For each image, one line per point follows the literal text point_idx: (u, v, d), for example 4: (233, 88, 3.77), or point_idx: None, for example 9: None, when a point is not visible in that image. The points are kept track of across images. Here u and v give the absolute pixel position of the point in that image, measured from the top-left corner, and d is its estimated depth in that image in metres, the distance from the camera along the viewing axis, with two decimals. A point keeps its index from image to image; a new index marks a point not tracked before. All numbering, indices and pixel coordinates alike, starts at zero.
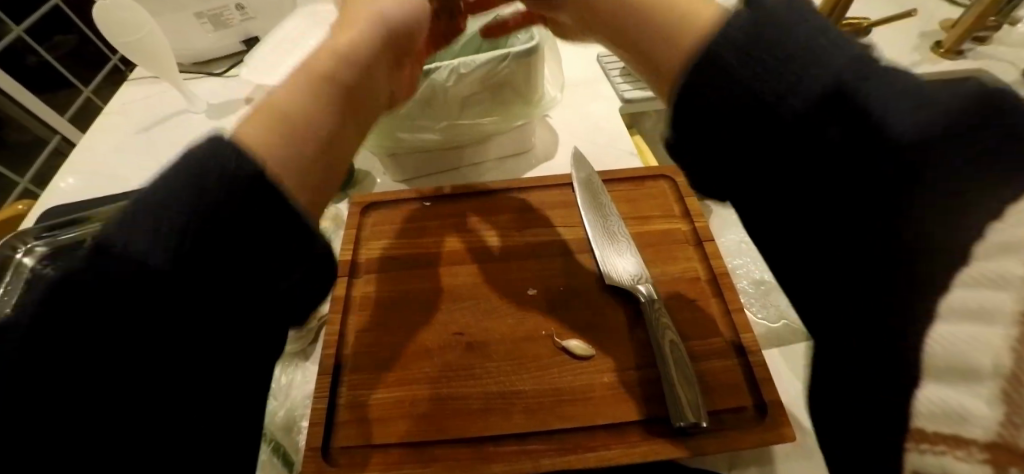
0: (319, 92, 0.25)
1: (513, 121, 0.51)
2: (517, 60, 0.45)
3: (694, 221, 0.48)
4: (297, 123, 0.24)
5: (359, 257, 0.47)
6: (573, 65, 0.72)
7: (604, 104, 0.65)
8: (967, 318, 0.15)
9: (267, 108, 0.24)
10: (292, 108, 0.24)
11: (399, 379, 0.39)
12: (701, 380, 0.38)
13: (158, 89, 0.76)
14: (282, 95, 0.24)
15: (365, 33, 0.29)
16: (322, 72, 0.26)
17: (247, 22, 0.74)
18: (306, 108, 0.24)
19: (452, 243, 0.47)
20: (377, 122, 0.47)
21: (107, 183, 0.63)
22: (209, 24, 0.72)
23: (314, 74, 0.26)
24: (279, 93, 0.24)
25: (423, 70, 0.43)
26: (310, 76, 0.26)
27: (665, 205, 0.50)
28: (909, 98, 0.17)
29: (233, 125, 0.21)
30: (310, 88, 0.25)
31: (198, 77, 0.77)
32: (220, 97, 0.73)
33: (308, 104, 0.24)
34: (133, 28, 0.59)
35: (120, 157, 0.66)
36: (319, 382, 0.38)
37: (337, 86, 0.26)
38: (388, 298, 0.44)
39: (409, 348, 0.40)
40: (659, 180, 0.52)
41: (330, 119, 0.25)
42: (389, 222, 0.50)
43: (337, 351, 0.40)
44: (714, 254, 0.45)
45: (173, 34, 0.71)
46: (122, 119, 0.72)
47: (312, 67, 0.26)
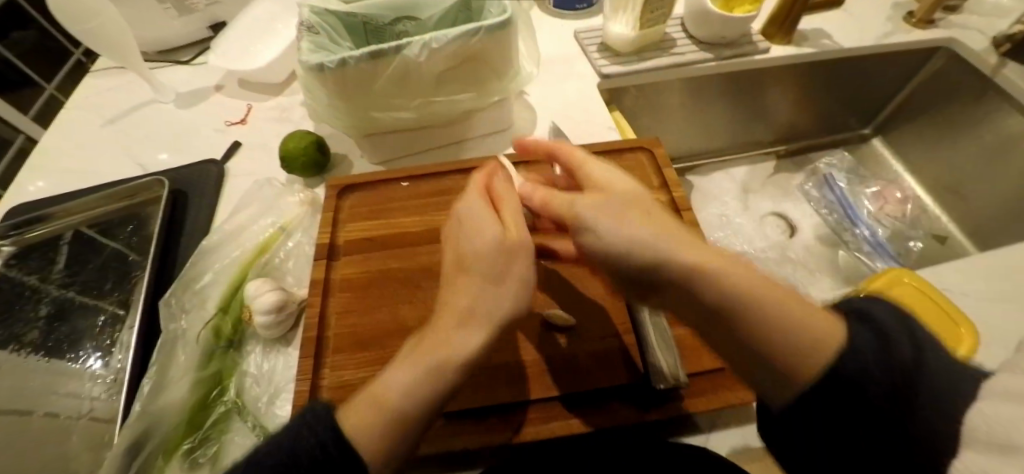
0: (428, 375, 0.26)
1: (489, 98, 0.51)
2: (491, 35, 0.44)
3: (671, 191, 0.49)
4: (400, 409, 0.25)
5: (338, 239, 0.47)
6: (550, 44, 0.73)
7: (579, 82, 0.66)
8: (1008, 397, 0.16)
9: (376, 390, 0.26)
10: (403, 401, 0.25)
11: (382, 357, 0.39)
12: (679, 344, 0.39)
13: (124, 80, 0.73)
14: (394, 387, 0.26)
15: (484, 313, 0.29)
16: (432, 348, 0.27)
17: (212, 7, 0.72)
18: (410, 393, 0.25)
19: (431, 222, 0.47)
20: (349, 102, 0.45)
21: (73, 179, 0.61)
22: (173, 9, 0.69)
23: (424, 357, 0.27)
24: (391, 375, 0.26)
25: (394, 47, 0.41)
26: (425, 358, 0.27)
27: (643, 177, 0.51)
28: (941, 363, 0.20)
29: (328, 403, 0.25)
30: (421, 370, 0.26)
31: (165, 66, 0.74)
32: (189, 86, 0.71)
33: (416, 386, 0.26)
34: (93, 14, 0.56)
35: (87, 151, 0.64)
36: (302, 364, 0.38)
37: (450, 365, 0.26)
38: (368, 279, 0.43)
39: (391, 326, 0.40)
40: (637, 153, 0.53)
41: (435, 392, 0.26)
42: (367, 204, 0.49)
43: (318, 334, 0.40)
44: (692, 223, 0.46)
45: (134, 21, 0.68)
46: (87, 113, 0.69)
47: (427, 346, 0.27)
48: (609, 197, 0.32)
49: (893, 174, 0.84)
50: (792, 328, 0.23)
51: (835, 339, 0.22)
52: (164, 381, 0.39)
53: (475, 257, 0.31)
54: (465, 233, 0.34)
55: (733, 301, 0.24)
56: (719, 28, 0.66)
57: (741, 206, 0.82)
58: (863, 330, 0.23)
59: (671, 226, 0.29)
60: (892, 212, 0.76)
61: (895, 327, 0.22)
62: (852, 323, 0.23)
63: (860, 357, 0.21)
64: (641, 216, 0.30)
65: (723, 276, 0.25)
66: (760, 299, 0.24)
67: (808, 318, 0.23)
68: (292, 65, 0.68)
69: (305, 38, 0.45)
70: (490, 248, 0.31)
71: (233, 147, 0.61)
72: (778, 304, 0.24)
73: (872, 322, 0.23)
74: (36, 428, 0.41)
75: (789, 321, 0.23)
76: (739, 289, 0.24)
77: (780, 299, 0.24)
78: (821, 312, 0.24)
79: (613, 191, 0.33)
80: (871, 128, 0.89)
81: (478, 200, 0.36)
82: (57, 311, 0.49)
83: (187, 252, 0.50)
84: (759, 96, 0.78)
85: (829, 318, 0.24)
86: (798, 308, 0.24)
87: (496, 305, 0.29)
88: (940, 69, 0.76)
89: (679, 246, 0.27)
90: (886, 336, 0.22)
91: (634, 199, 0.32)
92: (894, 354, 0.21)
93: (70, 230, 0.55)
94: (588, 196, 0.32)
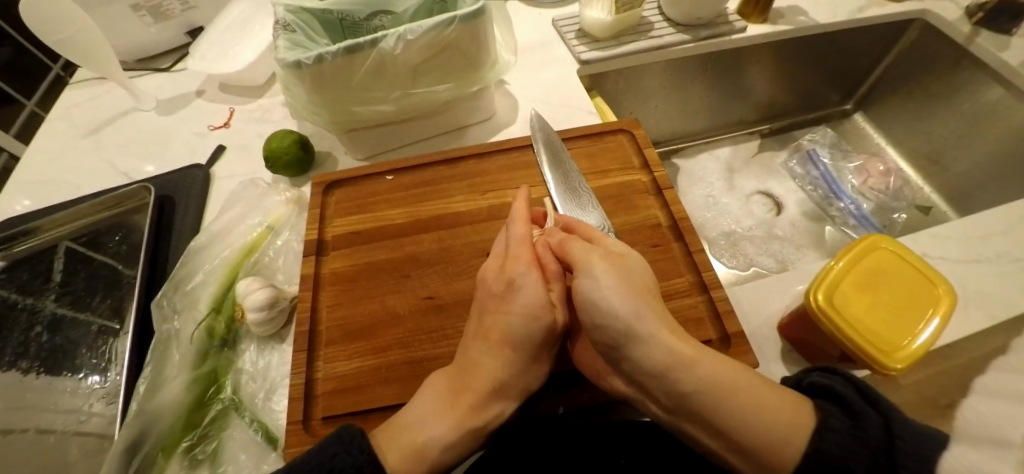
0: (459, 434, 0.33)
1: (468, 87, 0.52)
2: (465, 24, 0.44)
3: (653, 171, 0.50)
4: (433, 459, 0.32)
5: (325, 234, 0.47)
6: (527, 32, 0.74)
7: (557, 69, 0.68)
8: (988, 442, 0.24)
9: (416, 444, 0.31)
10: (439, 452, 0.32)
11: (374, 346, 0.39)
12: None
13: (104, 89, 0.73)
14: (434, 440, 0.32)
15: (513, 387, 0.35)
16: (470, 412, 0.33)
17: (188, 12, 0.72)
18: (445, 445, 0.32)
19: (417, 212, 0.48)
20: (328, 98, 0.45)
21: (57, 190, 0.61)
22: (148, 16, 0.69)
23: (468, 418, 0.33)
24: (428, 428, 0.32)
25: (370, 40, 0.41)
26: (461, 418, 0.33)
27: (624, 158, 0.52)
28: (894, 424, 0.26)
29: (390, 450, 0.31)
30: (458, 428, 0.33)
31: (145, 74, 0.74)
32: (170, 92, 0.71)
33: (451, 442, 0.33)
34: (64, 23, 0.55)
35: (69, 162, 0.64)
36: (296, 358, 0.39)
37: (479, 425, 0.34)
38: (357, 271, 0.44)
39: (382, 316, 0.41)
40: (618, 135, 0.54)
41: (462, 446, 0.33)
42: (353, 197, 0.50)
43: (310, 327, 0.41)
44: (673, 201, 0.47)
45: (109, 30, 0.68)
46: (67, 124, 0.68)
47: (464, 407, 0.33)
48: (632, 281, 0.35)
49: (875, 147, 0.85)
50: (755, 420, 0.28)
51: (801, 426, 0.28)
52: (159, 381, 0.39)
53: (517, 331, 0.36)
54: (512, 303, 0.36)
55: (709, 394, 0.30)
56: (695, 9, 0.67)
57: (727, 186, 0.83)
58: (835, 411, 0.28)
59: (670, 320, 0.35)
60: (875, 185, 0.76)
61: (858, 401, 0.28)
62: (821, 404, 0.29)
63: (832, 436, 0.27)
64: (657, 311, 0.34)
65: (711, 378, 0.30)
66: (733, 392, 0.29)
67: (767, 411, 0.28)
68: (273, 67, 0.69)
69: (280, 36, 0.45)
70: (532, 328, 0.36)
71: (217, 150, 0.61)
72: (751, 397, 0.29)
73: (836, 399, 0.29)
74: (35, 437, 0.42)
75: (751, 417, 0.28)
76: (710, 379, 0.30)
77: (746, 382, 0.30)
78: (784, 394, 0.30)
79: (635, 274, 0.36)
80: (852, 103, 0.90)
81: (528, 267, 0.38)
82: (48, 322, 0.49)
83: (176, 256, 0.51)
84: (738, 76, 0.79)
85: (794, 400, 0.29)
86: (766, 393, 0.29)
87: (524, 380, 0.35)
88: (916, 40, 0.77)
89: (678, 342, 0.32)
90: (857, 412, 0.27)
91: (649, 288, 0.36)
92: (866, 429, 0.26)
93: (56, 241, 0.55)
94: (616, 275, 0.35)
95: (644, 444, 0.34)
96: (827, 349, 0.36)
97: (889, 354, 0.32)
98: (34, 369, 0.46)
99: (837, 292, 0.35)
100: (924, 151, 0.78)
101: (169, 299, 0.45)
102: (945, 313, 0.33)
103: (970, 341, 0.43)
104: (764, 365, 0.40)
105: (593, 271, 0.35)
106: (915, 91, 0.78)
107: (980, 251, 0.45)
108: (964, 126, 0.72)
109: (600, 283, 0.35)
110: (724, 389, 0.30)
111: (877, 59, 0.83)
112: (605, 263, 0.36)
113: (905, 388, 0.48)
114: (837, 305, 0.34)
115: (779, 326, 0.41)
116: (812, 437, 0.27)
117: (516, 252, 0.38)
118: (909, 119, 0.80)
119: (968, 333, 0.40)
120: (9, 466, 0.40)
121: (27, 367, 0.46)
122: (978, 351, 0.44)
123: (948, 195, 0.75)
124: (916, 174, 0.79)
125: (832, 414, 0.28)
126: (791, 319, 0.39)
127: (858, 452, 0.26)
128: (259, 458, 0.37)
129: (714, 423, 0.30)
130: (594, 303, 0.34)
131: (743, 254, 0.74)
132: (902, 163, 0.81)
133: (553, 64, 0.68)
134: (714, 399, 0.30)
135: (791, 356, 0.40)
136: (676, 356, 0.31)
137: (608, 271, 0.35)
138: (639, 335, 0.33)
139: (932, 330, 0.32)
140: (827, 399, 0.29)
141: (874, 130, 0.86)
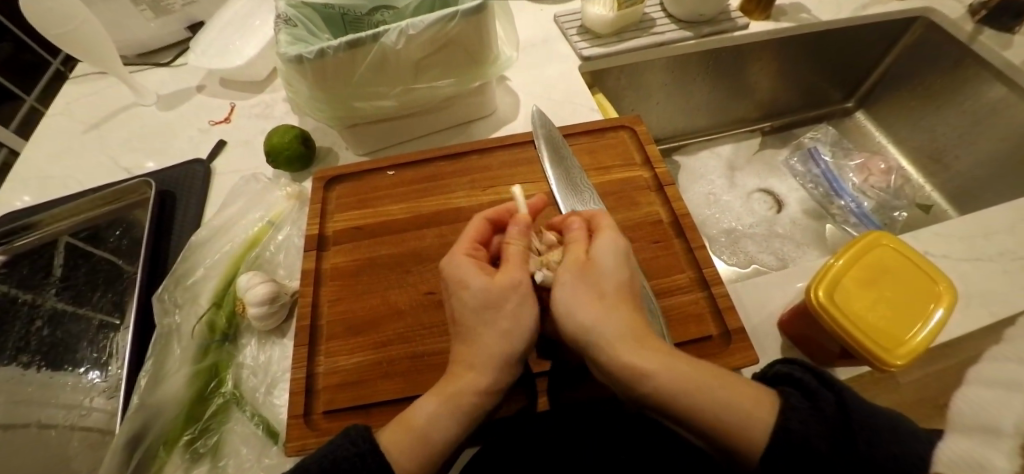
0: (451, 408, 0.31)
1: (470, 83, 0.52)
2: (468, 18, 0.44)
3: (654, 167, 0.50)
4: (435, 438, 0.30)
5: (326, 229, 0.47)
6: (528, 28, 0.74)
7: (558, 65, 0.68)
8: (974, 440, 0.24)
9: (407, 418, 0.31)
10: (431, 428, 0.30)
11: (377, 342, 0.39)
12: (665, 315, 0.40)
13: (105, 84, 0.73)
14: (424, 418, 0.30)
15: (482, 354, 0.33)
16: (457, 389, 0.31)
17: (188, 7, 0.71)
18: (437, 420, 0.30)
19: (418, 207, 0.48)
20: (328, 91, 0.45)
21: (57, 185, 0.60)
22: (149, 10, 0.68)
23: (447, 395, 0.31)
24: (421, 408, 0.31)
25: (371, 35, 0.41)
26: (449, 394, 0.31)
27: (626, 154, 0.52)
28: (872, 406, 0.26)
29: (384, 438, 0.30)
30: (444, 404, 0.31)
31: (146, 69, 0.74)
32: (171, 88, 0.71)
33: (445, 422, 0.30)
34: (66, 18, 0.54)
35: (69, 157, 0.63)
36: (298, 352, 0.39)
37: (467, 395, 0.31)
38: (357, 266, 0.44)
39: (382, 311, 0.41)
40: (620, 131, 0.54)
41: (459, 421, 0.31)
42: (353, 193, 0.50)
43: (311, 322, 0.41)
44: (675, 197, 0.47)
45: (110, 25, 0.67)
46: (69, 119, 0.68)
47: (451, 387, 0.31)
48: (591, 290, 0.35)
49: (875, 144, 0.85)
50: (701, 412, 0.27)
51: (757, 417, 0.26)
52: (160, 375, 0.39)
53: (495, 322, 0.34)
54: (454, 287, 0.36)
55: (666, 397, 0.28)
56: (697, 5, 0.66)
57: (728, 183, 0.83)
58: (794, 392, 0.28)
59: (638, 325, 0.33)
60: (876, 183, 0.76)
61: (814, 381, 0.28)
62: (782, 388, 0.29)
63: (794, 413, 0.26)
64: (614, 315, 0.33)
65: (662, 380, 0.28)
66: (691, 392, 0.27)
67: (720, 407, 0.27)
68: (274, 62, 0.69)
69: (283, 31, 0.45)
70: (477, 295, 0.34)
71: (218, 145, 0.61)
72: (705, 396, 0.27)
73: (794, 383, 0.29)
74: (37, 430, 0.42)
75: (701, 410, 0.27)
76: (665, 381, 0.28)
77: (698, 381, 0.28)
78: (743, 388, 0.28)
79: (597, 281, 0.35)
80: (854, 101, 0.89)
81: (462, 253, 0.37)
82: (49, 316, 0.49)
83: (178, 250, 0.51)
84: (740, 72, 0.78)
85: (754, 396, 0.27)
86: (717, 389, 0.27)
87: (489, 345, 0.33)
88: (919, 38, 0.77)
89: (633, 351, 0.30)
90: (813, 390, 0.27)
91: (612, 290, 0.35)
92: (823, 404, 0.26)
93: (57, 236, 0.55)
94: (573, 284, 0.35)
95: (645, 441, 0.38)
96: (828, 345, 0.36)
97: (890, 351, 0.32)
98: (35, 363, 0.46)
99: (836, 288, 0.35)
100: (925, 149, 0.78)
101: (168, 296, 0.44)
102: (944, 308, 0.34)
103: (969, 340, 0.43)
104: (764, 361, 0.40)
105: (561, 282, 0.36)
106: (918, 89, 0.77)
107: (981, 250, 0.45)
108: (966, 124, 0.71)
109: (566, 295, 0.35)
110: (680, 384, 0.28)
111: (881, 56, 0.82)
112: (569, 275, 0.36)
113: (902, 386, 0.48)
114: (836, 304, 0.34)
115: (779, 323, 0.41)
116: (775, 416, 0.26)
117: (460, 241, 0.39)
118: (912, 117, 0.79)
119: (968, 330, 0.40)
120: (9, 461, 0.40)
121: (28, 361, 0.46)
122: (974, 349, 0.44)
123: (950, 194, 0.74)
124: (918, 172, 0.78)
125: (792, 395, 0.28)
126: (791, 315, 0.39)
127: (817, 425, 0.25)
128: (260, 451, 0.37)
129: (675, 421, 0.28)
130: (566, 318, 0.34)
131: (743, 251, 0.74)
132: (901, 161, 0.81)
133: (554, 60, 0.68)
134: (669, 402, 0.28)
135: (790, 352, 0.40)
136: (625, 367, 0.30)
137: (569, 277, 0.36)
138: (600, 342, 0.32)
139: (932, 327, 0.33)
140: (786, 379, 0.29)
141: (876, 128, 0.86)
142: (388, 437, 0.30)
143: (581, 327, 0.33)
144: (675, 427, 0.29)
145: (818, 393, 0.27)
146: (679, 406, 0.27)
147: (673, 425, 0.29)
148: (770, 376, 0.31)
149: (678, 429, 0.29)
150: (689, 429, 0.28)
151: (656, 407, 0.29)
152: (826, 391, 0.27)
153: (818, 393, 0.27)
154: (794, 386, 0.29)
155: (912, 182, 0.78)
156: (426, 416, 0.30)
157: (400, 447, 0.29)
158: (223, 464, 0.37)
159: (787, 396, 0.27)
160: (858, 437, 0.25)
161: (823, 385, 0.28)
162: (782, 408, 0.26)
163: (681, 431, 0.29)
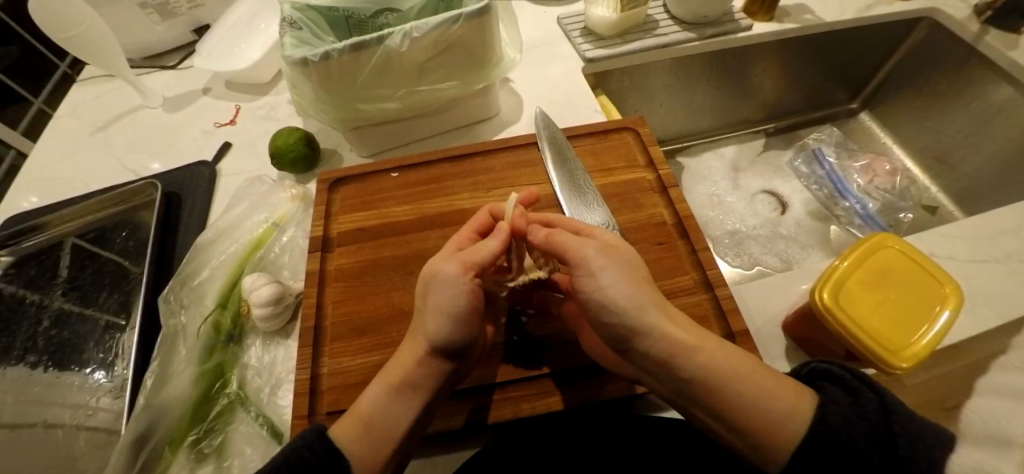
0: (393, 395, 0.32)
1: (473, 85, 0.52)
2: (471, 21, 0.44)
3: (658, 169, 0.50)
4: (378, 423, 0.31)
5: (329, 231, 0.47)
6: (531, 30, 0.74)
7: (560, 66, 0.68)
8: None
9: (356, 410, 0.32)
10: (374, 412, 0.32)
11: (381, 343, 0.40)
12: None
13: (110, 87, 0.73)
14: (367, 402, 0.32)
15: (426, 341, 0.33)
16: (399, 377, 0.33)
17: (194, 11, 0.72)
18: (381, 407, 0.32)
19: (423, 209, 0.48)
20: (332, 93, 0.45)
21: (63, 186, 0.61)
22: (155, 14, 0.69)
23: (390, 379, 0.33)
24: (366, 394, 0.33)
25: (376, 37, 0.41)
26: (389, 379, 0.33)
27: (630, 156, 0.52)
28: (903, 408, 0.26)
29: (335, 427, 0.31)
30: (385, 388, 0.33)
31: (152, 71, 0.75)
32: (176, 90, 0.71)
33: (387, 404, 0.32)
34: (72, 23, 0.55)
35: (75, 159, 0.64)
36: (302, 353, 0.39)
37: (410, 379, 0.32)
38: (362, 267, 0.44)
39: (386, 313, 0.41)
40: (623, 132, 0.54)
41: (406, 408, 0.32)
42: (360, 193, 0.50)
43: (315, 323, 0.41)
44: (678, 199, 0.47)
45: (117, 28, 0.68)
46: (76, 121, 0.69)
47: (391, 370, 0.33)
48: (631, 274, 0.34)
49: (880, 145, 0.85)
50: (749, 401, 0.28)
51: (799, 412, 0.27)
52: (166, 376, 0.40)
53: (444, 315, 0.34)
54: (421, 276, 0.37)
55: (719, 378, 0.29)
56: (699, 7, 0.66)
57: (732, 185, 0.83)
58: (834, 389, 0.28)
59: (674, 310, 0.34)
60: (881, 184, 0.76)
61: (855, 380, 0.28)
62: (822, 385, 0.29)
63: (834, 408, 0.27)
64: (648, 291, 0.34)
65: (710, 363, 0.30)
66: (734, 378, 0.29)
67: (764, 400, 0.28)
68: (278, 64, 0.69)
69: (287, 34, 0.45)
70: (444, 285, 0.34)
71: (223, 147, 0.62)
72: (751, 386, 0.28)
73: (834, 379, 0.29)
74: (44, 429, 0.43)
75: (751, 399, 0.28)
76: (713, 364, 0.30)
77: (747, 376, 0.29)
78: (786, 384, 0.29)
79: (631, 266, 0.35)
80: (859, 102, 0.89)
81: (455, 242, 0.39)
82: (56, 317, 0.49)
83: (183, 251, 0.51)
84: (743, 73, 0.78)
85: (795, 389, 0.29)
86: (768, 383, 0.28)
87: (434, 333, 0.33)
88: (923, 40, 0.76)
89: (677, 330, 0.31)
90: (853, 388, 0.27)
91: (645, 274, 0.36)
92: (865, 403, 0.26)
93: (63, 237, 0.55)
94: (614, 265, 0.34)
95: (645, 435, 0.36)
96: (832, 347, 0.36)
97: (897, 353, 0.31)
98: (42, 363, 0.46)
99: (841, 290, 0.35)
100: (930, 150, 0.77)
101: (173, 292, 0.45)
102: (950, 310, 0.33)
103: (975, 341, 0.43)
104: (769, 363, 0.40)
105: (597, 263, 0.34)
106: (924, 90, 0.77)
107: (987, 252, 0.45)
108: (972, 126, 0.71)
109: (609, 274, 0.33)
110: (727, 378, 0.29)
111: (884, 57, 0.82)
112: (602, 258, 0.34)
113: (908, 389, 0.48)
114: (842, 305, 0.34)
115: (784, 325, 0.41)
116: (817, 408, 0.27)
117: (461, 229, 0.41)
118: (917, 119, 0.79)
119: (974, 332, 0.39)
120: (16, 460, 0.41)
121: (35, 361, 0.47)
122: (981, 351, 0.44)
123: (956, 197, 0.74)
124: (923, 174, 0.78)
125: (831, 391, 0.28)
126: (796, 318, 0.39)
127: (858, 424, 0.26)
128: (264, 451, 0.38)
129: (717, 417, 0.29)
130: (608, 290, 0.32)
131: (747, 253, 0.74)
132: (906, 163, 0.80)
133: (556, 61, 0.68)
134: (725, 383, 0.29)
135: (794, 354, 0.40)
136: (683, 353, 0.30)
137: (606, 256, 0.34)
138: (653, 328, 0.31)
139: (939, 328, 0.32)
140: (825, 375, 0.30)
141: (881, 130, 0.85)
142: (336, 430, 0.31)
143: (625, 306, 0.32)
144: (710, 426, 0.30)
145: (859, 392, 0.27)
146: (732, 400, 0.28)
147: (716, 422, 0.30)
148: (805, 369, 0.31)
149: (721, 427, 0.29)
150: (742, 430, 0.28)
151: (693, 403, 0.31)
152: (868, 389, 0.27)
153: (861, 391, 0.27)
154: (834, 382, 0.29)
155: (917, 184, 0.77)
156: (374, 406, 0.32)
157: (353, 436, 0.30)
158: (228, 465, 0.37)
159: (828, 396, 0.28)
160: (899, 438, 0.25)
161: (865, 384, 0.28)
162: (821, 403, 0.27)
163: (718, 425, 0.29)
